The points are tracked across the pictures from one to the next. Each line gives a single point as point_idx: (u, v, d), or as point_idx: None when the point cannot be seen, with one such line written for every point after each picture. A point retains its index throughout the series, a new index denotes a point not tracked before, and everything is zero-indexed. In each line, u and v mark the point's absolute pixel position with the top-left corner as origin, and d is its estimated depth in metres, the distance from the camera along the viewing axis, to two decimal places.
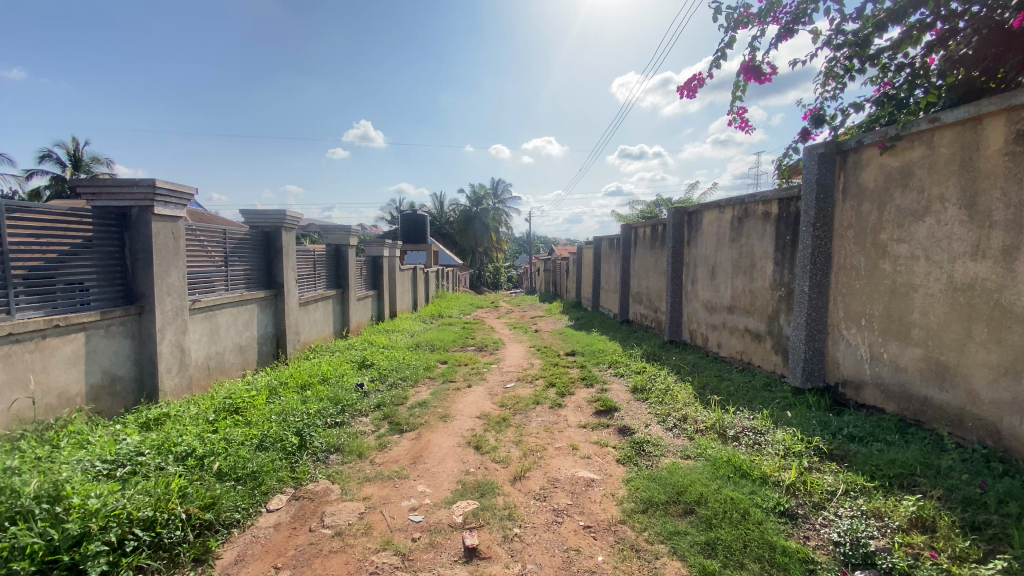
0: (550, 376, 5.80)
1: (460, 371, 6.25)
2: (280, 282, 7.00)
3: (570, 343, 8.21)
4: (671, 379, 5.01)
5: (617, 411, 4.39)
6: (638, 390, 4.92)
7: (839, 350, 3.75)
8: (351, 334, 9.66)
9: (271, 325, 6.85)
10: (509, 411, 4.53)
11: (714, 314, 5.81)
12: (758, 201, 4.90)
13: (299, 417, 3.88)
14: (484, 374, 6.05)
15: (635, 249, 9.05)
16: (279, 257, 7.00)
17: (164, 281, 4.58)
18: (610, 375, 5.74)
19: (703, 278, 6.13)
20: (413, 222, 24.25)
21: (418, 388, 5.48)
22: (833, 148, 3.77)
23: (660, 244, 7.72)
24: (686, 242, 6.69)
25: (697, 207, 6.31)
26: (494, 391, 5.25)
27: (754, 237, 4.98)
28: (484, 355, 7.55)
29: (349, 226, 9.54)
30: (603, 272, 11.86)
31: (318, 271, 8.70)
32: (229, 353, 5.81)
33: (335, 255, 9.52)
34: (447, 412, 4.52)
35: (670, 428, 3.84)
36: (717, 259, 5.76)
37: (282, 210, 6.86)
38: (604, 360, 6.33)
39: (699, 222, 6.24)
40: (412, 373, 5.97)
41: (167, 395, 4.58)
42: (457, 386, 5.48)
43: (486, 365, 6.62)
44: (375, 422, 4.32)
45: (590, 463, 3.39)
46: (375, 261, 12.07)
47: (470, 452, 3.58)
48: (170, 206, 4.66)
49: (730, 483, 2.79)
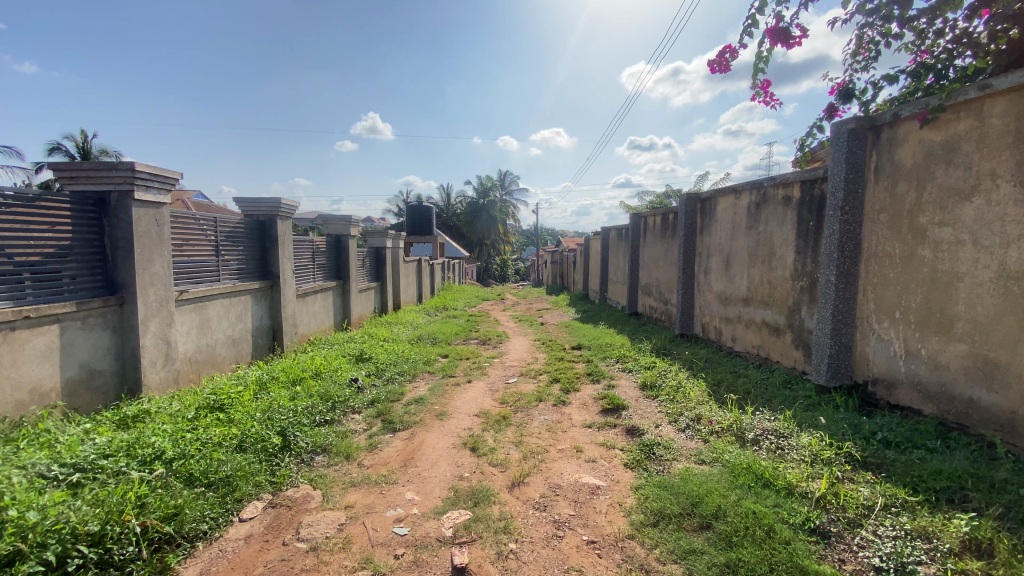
0: (555, 371, 5.51)
1: (460, 366, 5.98)
2: (275, 273, 6.76)
3: (576, 336, 7.92)
4: (683, 376, 4.71)
5: (626, 410, 4.10)
6: (647, 387, 4.64)
7: (869, 346, 3.43)
8: (352, 327, 9.44)
9: (267, 317, 6.64)
10: (510, 409, 4.26)
11: (729, 306, 5.49)
12: (779, 184, 4.55)
13: (285, 415, 3.64)
14: (485, 369, 5.78)
15: (645, 239, 8.72)
16: (275, 246, 6.75)
17: (147, 270, 4.36)
18: (617, 370, 5.45)
19: (717, 270, 5.80)
20: (419, 214, 23.96)
21: (416, 384, 5.22)
22: (865, 122, 3.43)
23: (671, 234, 7.38)
24: (699, 231, 6.35)
25: (710, 193, 5.97)
26: (495, 387, 4.97)
27: (774, 225, 4.63)
28: (486, 348, 7.29)
29: (350, 217, 9.28)
30: (611, 263, 11.53)
31: (317, 262, 8.46)
32: (220, 345, 5.60)
33: (335, 245, 9.28)
34: (445, 409, 4.26)
35: (682, 429, 3.55)
36: (733, 248, 5.42)
37: (277, 198, 6.62)
38: (611, 355, 6.04)
39: (713, 209, 5.91)
40: (410, 367, 5.71)
41: (151, 391, 4.36)
42: (457, 381, 5.21)
43: (488, 359, 6.36)
44: (368, 420, 4.08)
45: (595, 468, 3.11)
46: (377, 253, 11.84)
47: (465, 454, 3.31)
48: (152, 190, 4.42)
49: (751, 494, 2.50)
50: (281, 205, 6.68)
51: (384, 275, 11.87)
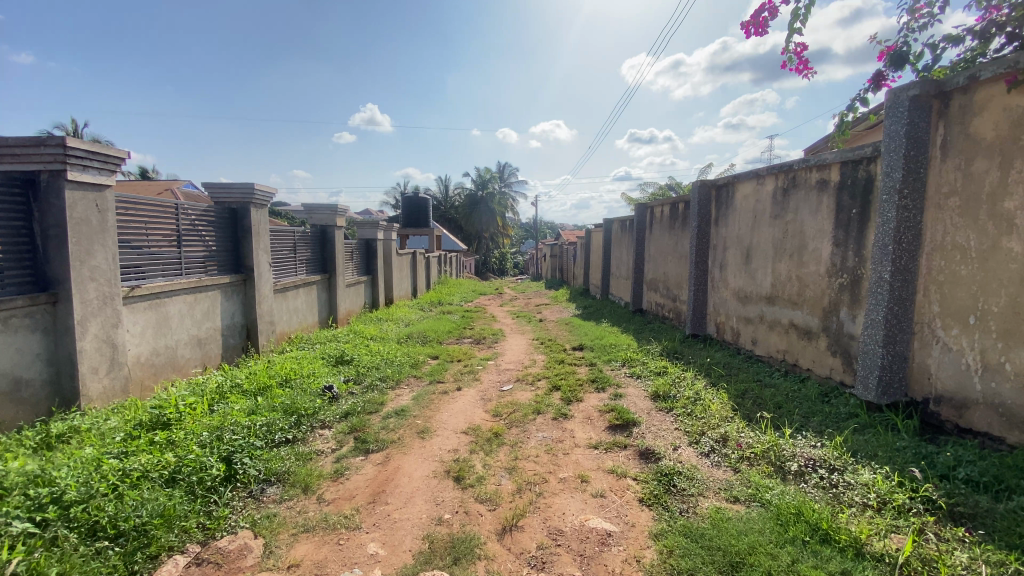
0: (555, 377, 4.95)
1: (450, 369, 5.41)
2: (249, 267, 6.17)
3: (577, 335, 7.35)
4: (700, 384, 4.15)
5: (638, 426, 3.54)
6: (660, 398, 4.08)
7: (931, 357, 2.87)
8: (339, 324, 8.86)
9: (239, 315, 6.08)
10: (504, 424, 3.70)
11: (749, 305, 4.93)
12: (813, 166, 3.97)
13: (236, 436, 3.08)
14: (478, 373, 5.21)
15: (651, 231, 8.14)
16: (247, 237, 6.16)
17: (86, 263, 3.78)
18: (624, 375, 4.88)
19: (735, 264, 5.23)
20: (415, 206, 23.31)
21: (399, 391, 4.65)
22: (932, 88, 2.86)
23: (681, 224, 6.80)
24: (714, 221, 5.78)
25: (728, 179, 5.39)
26: (488, 396, 4.40)
27: (806, 213, 4.06)
28: (480, 348, 6.71)
29: (336, 206, 8.67)
30: (614, 257, 10.95)
31: (300, 254, 7.87)
32: (182, 347, 5.04)
33: (320, 237, 8.68)
34: (428, 424, 3.70)
35: (706, 454, 3.00)
36: (754, 240, 4.86)
37: (249, 183, 6.02)
38: (617, 358, 5.48)
39: (731, 196, 5.34)
40: (395, 372, 5.14)
41: (92, 402, 3.79)
42: (445, 388, 4.65)
43: (482, 361, 5.79)
44: (338, 438, 3.52)
45: (604, 507, 2.55)
46: (368, 245, 11.26)
47: (447, 486, 2.74)
48: (90, 171, 3.82)
49: (807, 554, 1.94)
50: (254, 192, 6.07)
51: (375, 268, 11.29)
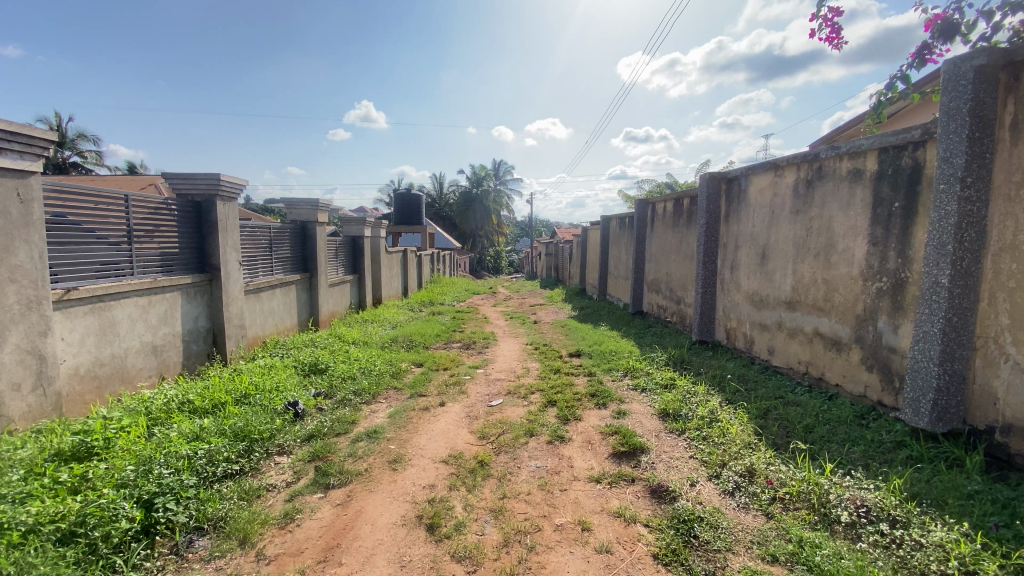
0: (551, 389, 4.44)
1: (435, 379, 4.90)
2: (215, 266, 5.63)
3: (574, 340, 6.85)
4: (714, 401, 3.67)
5: (646, 454, 3.06)
6: (669, 417, 3.59)
7: (998, 378, 2.40)
8: (320, 326, 8.32)
9: (204, 318, 5.55)
10: (491, 450, 3.20)
11: (765, 310, 4.46)
12: (845, 154, 3.49)
13: (167, 471, 2.57)
14: (465, 384, 4.70)
15: (653, 229, 7.65)
16: (213, 233, 5.63)
17: (4, 261, 3.25)
18: (627, 388, 4.39)
19: (749, 264, 4.75)
20: (408, 202, 22.74)
21: (375, 407, 4.13)
22: (1000, 58, 2.37)
23: (686, 221, 6.32)
24: (724, 217, 5.29)
25: (740, 170, 4.90)
26: (474, 413, 3.90)
27: (835, 208, 3.58)
28: (470, 354, 6.21)
29: (317, 201, 8.12)
30: (613, 256, 10.46)
31: (276, 251, 7.32)
32: (132, 355, 4.51)
33: (301, 233, 8.12)
34: (403, 450, 3.20)
35: (731, 494, 2.51)
36: (771, 238, 4.37)
37: (214, 174, 5.48)
38: (619, 367, 4.98)
39: (744, 190, 4.85)
40: (373, 383, 4.63)
41: (11, 423, 3.26)
42: (427, 403, 4.14)
43: (470, 369, 5.29)
44: (295, 470, 3.01)
45: (611, 567, 2.06)
46: (355, 242, 10.71)
47: (416, 539, 2.24)
48: (11, 154, 3.27)
49: None
50: (222, 184, 5.54)
51: (361, 267, 10.75)
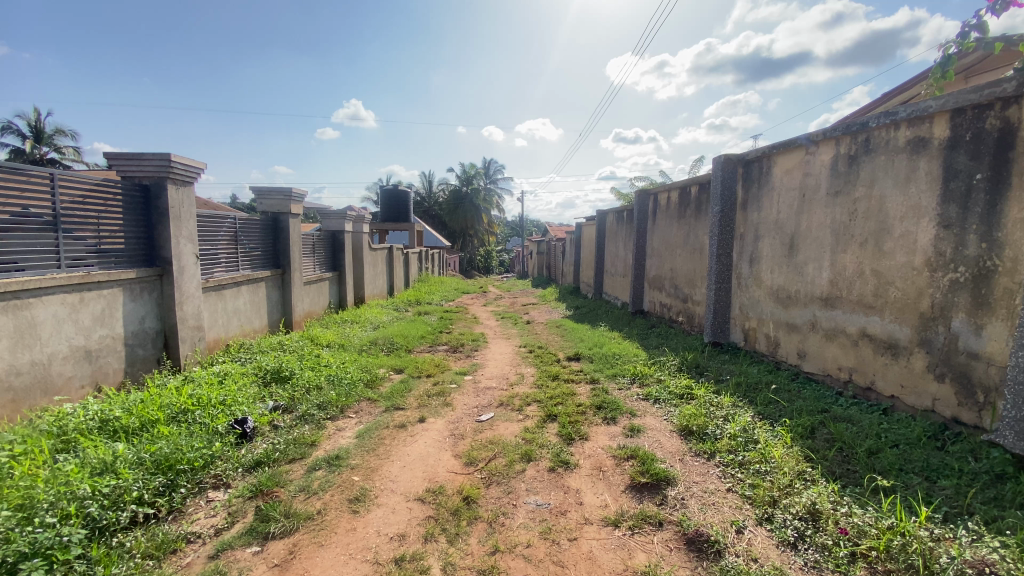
0: (550, 399, 3.83)
1: (415, 389, 4.27)
2: (166, 259, 4.94)
3: (571, 341, 6.25)
4: (745, 416, 3.09)
5: (673, 486, 2.46)
6: (693, 436, 3.00)
7: None
8: (293, 328, 7.62)
9: (152, 319, 4.85)
10: (479, 482, 2.58)
11: (794, 308, 3.90)
12: (903, 122, 2.94)
13: (45, 521, 1.91)
14: (449, 393, 4.08)
15: (654, 221, 7.08)
16: (164, 222, 4.94)
17: None
18: (636, 399, 3.80)
19: (773, 256, 4.18)
20: (395, 199, 22.00)
21: (342, 424, 3.49)
22: None
23: (693, 212, 5.76)
24: (740, 205, 4.73)
25: (761, 150, 4.34)
26: (460, 431, 3.27)
27: (890, 185, 3.02)
28: (456, 358, 5.58)
29: (291, 190, 7.45)
30: (609, 252, 9.90)
31: (243, 245, 6.63)
32: (58, 362, 3.82)
33: (272, 225, 7.43)
34: (370, 482, 2.57)
35: (796, 548, 1.93)
36: (802, 226, 3.81)
37: (164, 154, 4.80)
38: (626, 374, 4.38)
39: (767, 173, 4.29)
40: (342, 393, 3.99)
41: None
42: (404, 418, 3.51)
43: (456, 376, 4.66)
44: (231, 510, 2.38)
45: None
46: (334, 237, 10.03)
47: None
48: None
49: None
50: (172, 165, 4.86)
51: (341, 264, 10.06)
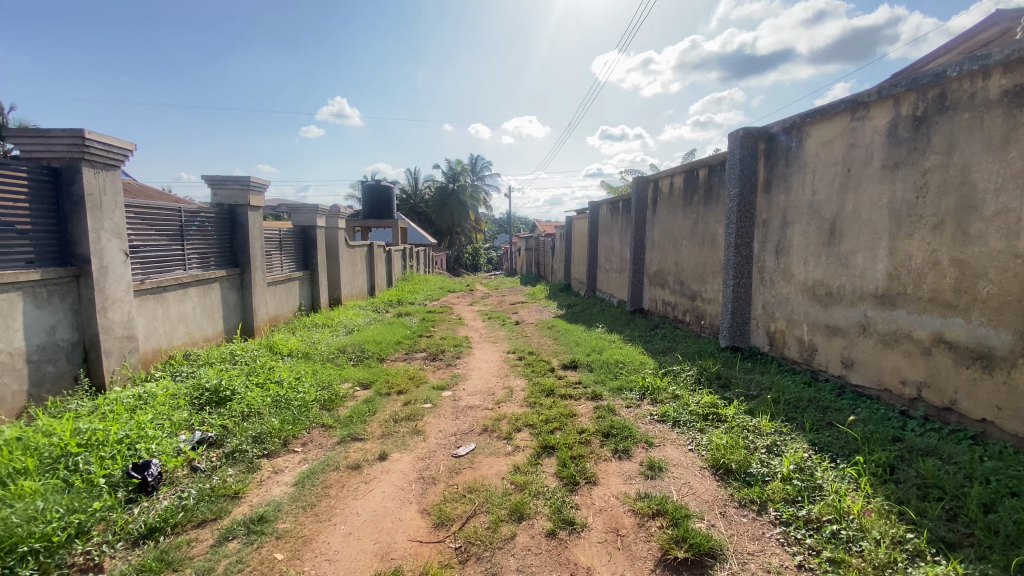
0: (545, 423, 3.12)
1: (382, 410, 3.53)
2: (84, 257, 4.14)
3: (566, 345, 5.55)
4: (795, 448, 2.41)
5: (722, 563, 1.76)
6: (733, 477, 2.32)
7: None
8: (254, 333, 6.82)
9: (67, 329, 4.04)
10: (451, 558, 1.86)
11: (836, 307, 3.24)
12: (996, 69, 2.27)
13: None
14: (423, 416, 3.35)
15: (656, 210, 6.40)
16: (81, 213, 4.12)
17: None
18: (650, 422, 3.10)
19: (807, 246, 3.52)
20: (378, 195, 21.12)
21: (282, 464, 2.74)
22: None
23: (702, 197, 5.09)
24: (762, 186, 4.05)
25: (791, 121, 3.66)
26: (431, 473, 2.55)
27: (977, 151, 2.36)
28: (436, 369, 4.84)
29: (250, 179, 6.59)
30: (603, 247, 9.23)
31: (192, 240, 5.81)
32: None
33: (228, 219, 6.60)
34: (299, 565, 1.84)
35: None
36: (848, 207, 3.14)
37: (77, 132, 3.98)
38: (634, 388, 3.69)
39: (799, 147, 3.62)
40: (289, 420, 3.24)
41: None
42: (362, 454, 2.78)
43: (433, 393, 3.93)
44: None
45: None
46: (305, 233, 9.21)
47: None
48: None
49: None
50: (89, 143, 4.05)
51: (313, 262, 9.24)
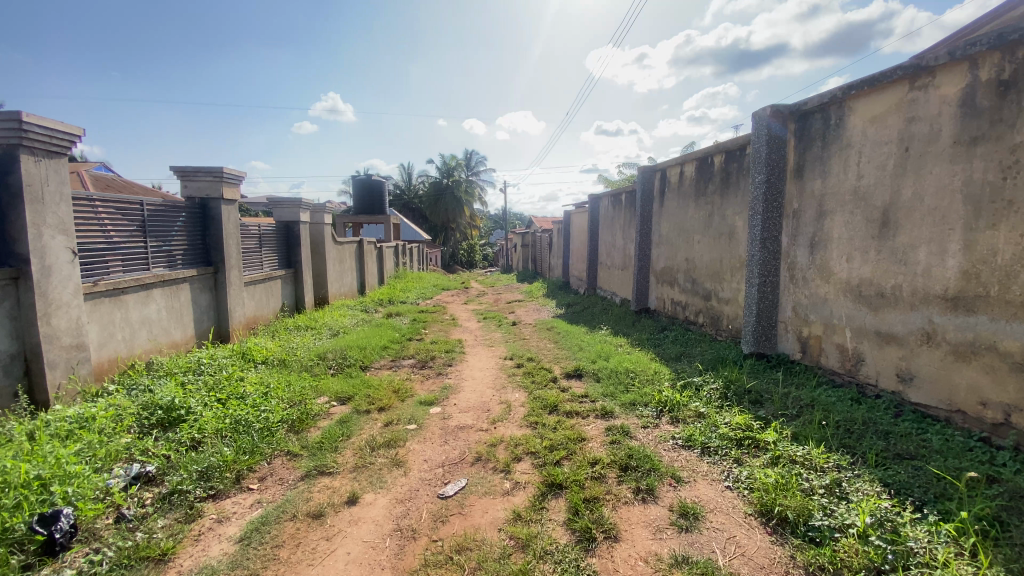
0: (550, 451, 2.62)
1: (359, 434, 3.02)
2: (23, 256, 3.54)
3: (568, 350, 5.05)
4: (866, 492, 1.97)
5: None
6: (794, 532, 1.86)
7: None
8: (229, 338, 6.27)
9: (3, 338, 3.44)
10: None
11: (892, 312, 2.79)
12: None
13: None
14: (406, 442, 2.85)
15: (663, 201, 5.91)
16: (20, 207, 3.53)
17: None
18: (674, 448, 2.62)
19: (851, 240, 3.06)
20: (370, 191, 20.53)
21: (231, 510, 2.24)
22: None
23: (718, 186, 4.59)
24: (793, 172, 3.57)
25: (832, 94, 3.17)
26: (413, 523, 2.05)
27: None
28: (425, 378, 4.34)
29: (223, 171, 5.97)
30: (604, 243, 8.74)
31: (160, 237, 5.26)
32: None
33: (200, 213, 6.02)
34: None
35: None
36: (909, 196, 2.69)
37: (15, 114, 3.36)
38: (652, 404, 3.19)
39: (843, 126, 3.14)
40: (246, 448, 2.72)
41: None
42: (330, 496, 2.27)
43: (419, 410, 3.43)
44: None
45: None
46: (288, 229, 8.66)
47: None
48: None
49: None
50: (28, 130, 3.41)
51: (297, 260, 8.71)
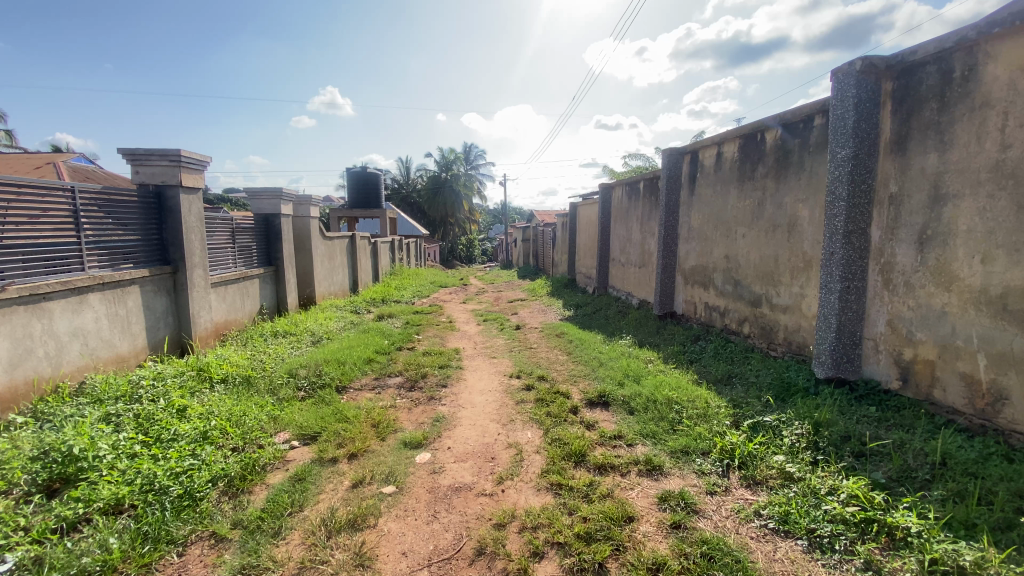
0: (585, 540, 1.81)
1: (318, 500, 2.21)
2: None
3: (586, 366, 4.23)
4: None
5: None
6: None
7: None
8: (192, 348, 5.45)
9: None
10: None
11: None
12: None
13: None
14: (379, 519, 2.03)
15: (694, 189, 5.05)
16: None
17: None
18: (765, 538, 1.80)
19: (990, 236, 2.24)
20: (364, 183, 19.62)
21: None
22: None
23: (773, 168, 3.75)
24: (890, 145, 2.73)
25: (960, 37, 2.33)
26: None
27: None
28: (414, 405, 3.52)
29: (178, 155, 5.08)
30: (617, 237, 7.90)
31: (100, 232, 4.42)
32: None
33: (156, 204, 5.17)
34: None
35: None
36: None
37: None
38: (714, 454, 2.37)
39: (977, 80, 2.30)
40: (145, 530, 1.93)
41: None
42: None
43: (403, 457, 2.61)
44: None
45: None
46: (268, 223, 7.81)
47: None
48: None
49: None
50: None
51: (278, 257, 7.87)
